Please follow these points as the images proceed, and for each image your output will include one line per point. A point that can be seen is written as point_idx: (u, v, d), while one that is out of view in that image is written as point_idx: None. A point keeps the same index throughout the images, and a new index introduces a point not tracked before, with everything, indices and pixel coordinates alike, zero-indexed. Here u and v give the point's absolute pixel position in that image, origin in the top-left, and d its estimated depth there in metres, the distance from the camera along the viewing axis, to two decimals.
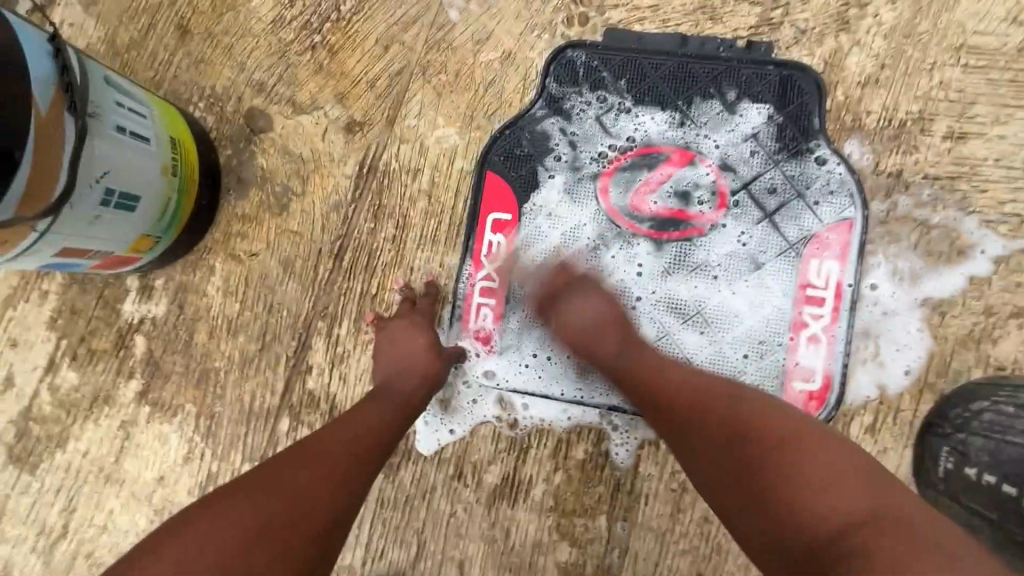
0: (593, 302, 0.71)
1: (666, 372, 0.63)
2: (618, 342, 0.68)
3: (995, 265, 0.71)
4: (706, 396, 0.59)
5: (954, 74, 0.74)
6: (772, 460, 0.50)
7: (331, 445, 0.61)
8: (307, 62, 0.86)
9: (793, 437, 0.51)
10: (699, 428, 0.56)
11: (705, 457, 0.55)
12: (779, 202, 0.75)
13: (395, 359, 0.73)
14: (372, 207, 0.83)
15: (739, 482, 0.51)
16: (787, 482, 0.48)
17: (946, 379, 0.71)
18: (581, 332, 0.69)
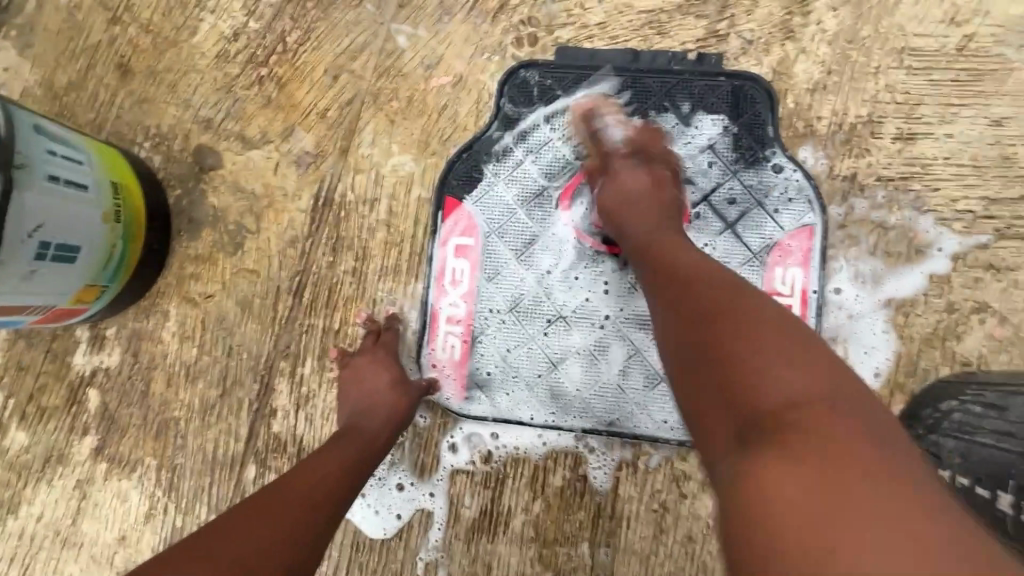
0: (635, 178, 0.69)
1: (666, 262, 0.57)
2: (642, 218, 0.65)
3: (953, 262, 0.72)
4: (704, 282, 0.51)
5: (898, 77, 0.75)
6: (746, 345, 0.44)
7: (296, 488, 0.58)
8: (254, 96, 0.84)
9: (780, 324, 0.45)
10: (682, 308, 0.50)
11: (676, 337, 0.49)
12: (739, 212, 0.75)
13: (361, 397, 0.72)
14: (330, 240, 0.81)
15: (705, 356, 0.46)
16: (756, 365, 0.42)
17: (915, 379, 0.71)
18: (619, 193, 0.69)
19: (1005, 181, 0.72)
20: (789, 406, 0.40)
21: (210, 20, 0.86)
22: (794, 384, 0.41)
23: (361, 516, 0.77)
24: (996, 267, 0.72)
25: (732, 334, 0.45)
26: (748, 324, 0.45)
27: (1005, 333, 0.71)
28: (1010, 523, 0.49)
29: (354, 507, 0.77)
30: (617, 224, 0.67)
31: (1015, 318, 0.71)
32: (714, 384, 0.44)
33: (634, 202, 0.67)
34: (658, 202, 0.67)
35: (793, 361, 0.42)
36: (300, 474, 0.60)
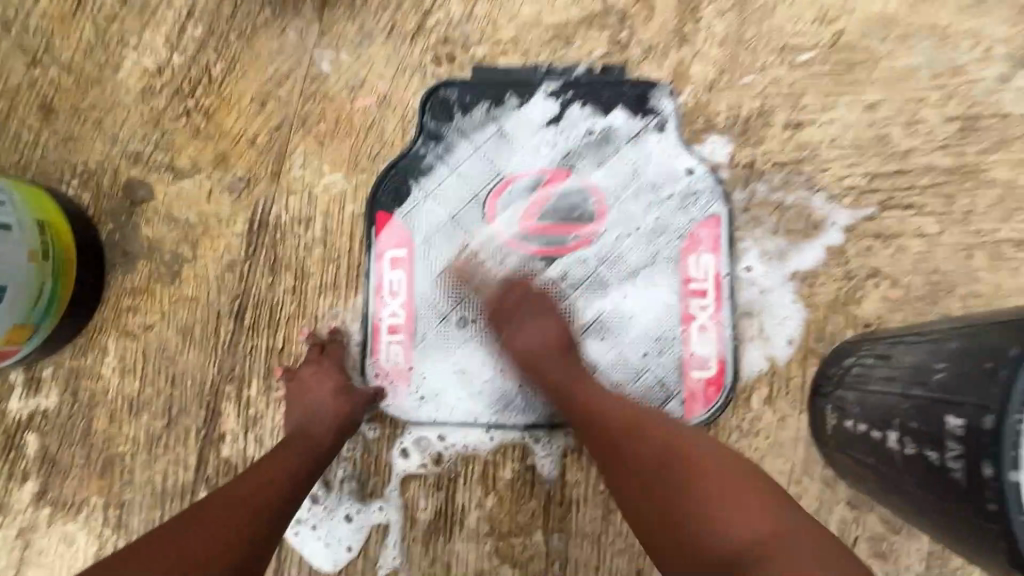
0: (550, 325, 0.74)
1: (610, 404, 0.67)
2: (561, 365, 0.72)
3: (846, 233, 0.80)
4: (646, 434, 0.62)
5: (782, 72, 0.83)
6: (704, 495, 0.55)
7: (229, 496, 0.60)
8: (183, 127, 0.86)
9: (707, 464, 0.58)
10: (631, 459, 0.60)
11: (636, 487, 0.59)
12: (653, 207, 0.81)
13: (306, 407, 0.73)
14: (268, 261, 0.83)
15: (667, 512, 0.55)
16: (717, 510, 0.53)
17: (825, 342, 0.78)
18: (530, 355, 0.73)
19: (882, 158, 0.81)
20: (747, 544, 0.50)
21: (133, 57, 0.87)
22: (751, 525, 0.52)
23: (311, 548, 0.77)
24: (883, 235, 0.79)
25: (681, 483, 0.56)
26: (693, 469, 0.57)
27: (898, 294, 0.78)
28: (900, 458, 0.55)
29: (304, 540, 0.77)
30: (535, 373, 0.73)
31: (904, 279, 0.79)
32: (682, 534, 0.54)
33: (549, 351, 0.73)
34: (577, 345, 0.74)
35: (742, 502, 0.54)
36: (270, 462, 0.65)
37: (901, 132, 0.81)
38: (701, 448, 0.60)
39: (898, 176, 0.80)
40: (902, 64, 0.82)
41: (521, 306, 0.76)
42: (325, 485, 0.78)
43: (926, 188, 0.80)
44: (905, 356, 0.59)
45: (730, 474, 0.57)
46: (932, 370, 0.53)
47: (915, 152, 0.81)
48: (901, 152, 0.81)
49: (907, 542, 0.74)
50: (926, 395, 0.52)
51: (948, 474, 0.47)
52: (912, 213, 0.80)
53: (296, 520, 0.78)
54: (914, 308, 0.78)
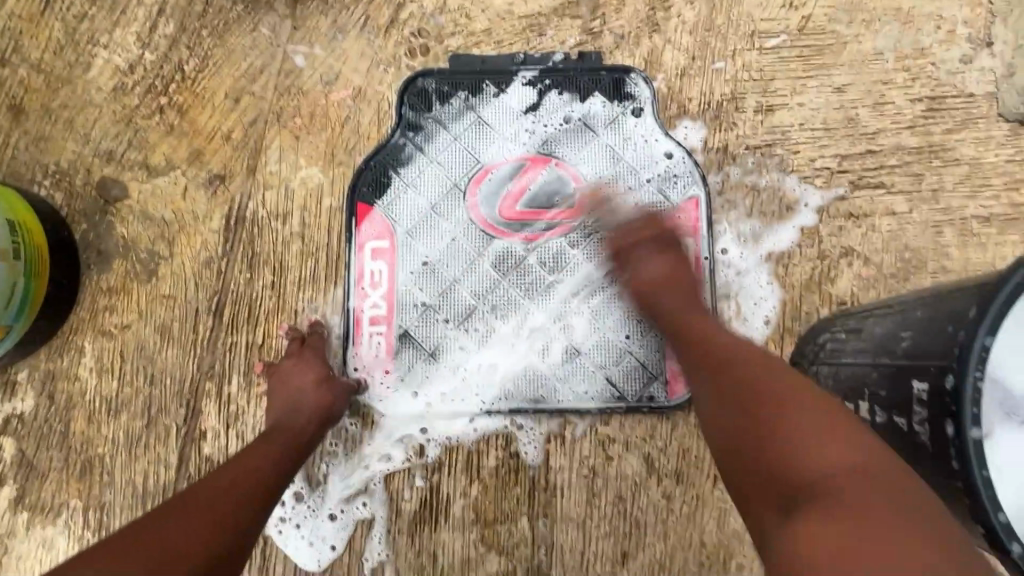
0: (654, 258, 0.72)
1: (717, 334, 0.61)
2: (665, 299, 0.69)
3: (818, 214, 0.81)
4: (745, 365, 0.55)
5: (752, 57, 0.84)
6: (794, 420, 0.48)
7: (221, 480, 0.59)
8: (156, 124, 0.85)
9: (804, 395, 0.50)
10: (723, 381, 0.55)
11: (719, 409, 0.53)
12: (632, 192, 0.82)
13: (287, 399, 0.73)
14: (246, 257, 0.82)
15: (747, 434, 0.50)
16: (811, 434, 0.46)
17: (800, 321, 0.79)
18: (648, 278, 0.71)
19: (852, 139, 0.82)
20: (834, 473, 0.44)
21: (104, 55, 0.86)
22: (843, 455, 0.45)
23: (294, 547, 0.77)
24: (855, 215, 0.81)
25: (782, 408, 0.49)
26: (793, 399, 0.50)
27: (870, 272, 0.80)
28: (871, 427, 0.56)
29: (287, 539, 0.77)
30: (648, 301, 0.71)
31: (876, 258, 0.80)
32: (761, 455, 0.48)
33: (660, 286, 0.70)
34: (692, 278, 0.72)
35: (838, 437, 0.46)
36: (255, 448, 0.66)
37: (869, 114, 0.83)
38: (797, 383, 0.52)
39: (867, 157, 0.82)
40: (868, 47, 0.84)
41: (633, 246, 0.74)
42: (307, 481, 0.78)
43: (894, 168, 0.81)
44: (875, 328, 0.60)
45: (818, 403, 0.49)
46: (899, 339, 0.54)
47: (883, 133, 0.82)
48: (869, 133, 0.82)
49: None
50: (894, 363, 0.53)
51: (915, 437, 0.48)
52: (882, 193, 0.81)
53: (279, 519, 0.77)
54: (886, 285, 0.79)
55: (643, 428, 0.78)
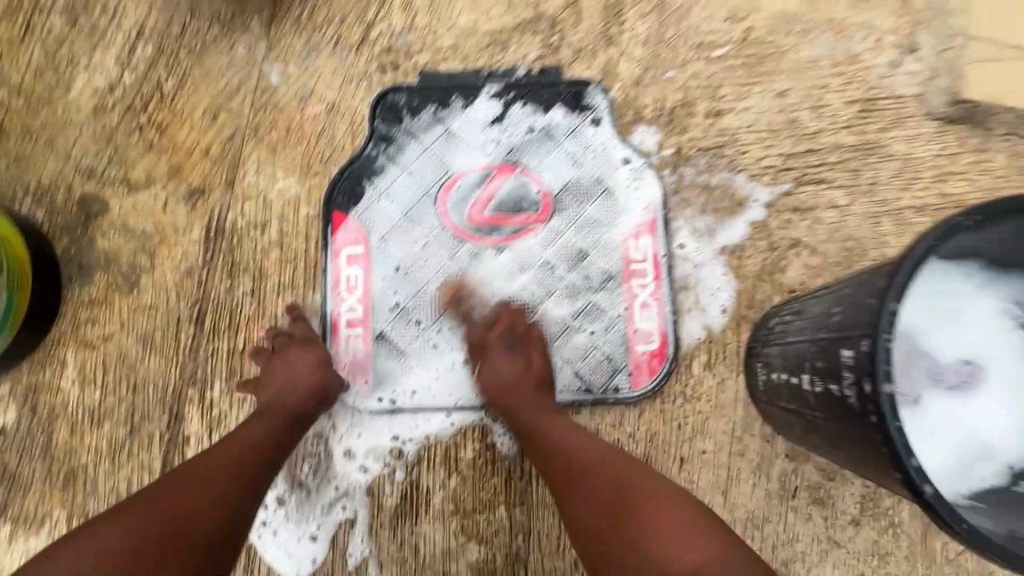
0: (507, 362, 0.79)
1: (569, 445, 0.69)
2: (531, 399, 0.76)
3: (767, 209, 0.87)
4: (608, 468, 0.65)
5: (700, 66, 0.91)
6: (651, 521, 0.57)
7: (195, 478, 0.60)
8: (136, 142, 0.88)
9: (652, 492, 0.61)
10: (588, 492, 0.63)
11: (586, 517, 0.62)
12: (593, 196, 0.87)
13: (284, 377, 0.76)
14: (226, 266, 0.85)
15: (613, 541, 0.58)
16: (661, 534, 0.56)
17: (754, 309, 0.84)
18: (494, 385, 0.78)
19: (794, 139, 0.89)
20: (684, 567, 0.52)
21: (84, 76, 0.90)
22: (693, 549, 0.54)
23: (273, 554, 0.79)
24: (800, 209, 0.87)
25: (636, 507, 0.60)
26: (643, 498, 0.60)
27: (817, 261, 0.86)
28: (813, 396, 0.61)
29: (267, 544, 0.79)
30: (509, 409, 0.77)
31: (822, 248, 0.86)
32: (626, 557, 0.57)
33: (512, 385, 0.77)
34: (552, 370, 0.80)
35: (676, 530, 0.56)
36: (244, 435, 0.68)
37: (809, 116, 0.89)
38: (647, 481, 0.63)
39: (809, 155, 0.88)
40: (806, 55, 0.91)
41: (499, 338, 0.80)
42: (289, 482, 0.80)
43: (835, 165, 0.88)
44: (814, 307, 0.65)
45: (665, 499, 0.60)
46: (832, 314, 0.59)
47: (823, 133, 0.89)
48: (810, 133, 0.89)
49: (841, 488, 0.80)
50: (828, 336, 0.58)
51: (846, 400, 0.53)
52: (824, 187, 0.88)
53: (260, 525, 0.79)
54: (832, 273, 0.85)
55: (612, 416, 0.82)
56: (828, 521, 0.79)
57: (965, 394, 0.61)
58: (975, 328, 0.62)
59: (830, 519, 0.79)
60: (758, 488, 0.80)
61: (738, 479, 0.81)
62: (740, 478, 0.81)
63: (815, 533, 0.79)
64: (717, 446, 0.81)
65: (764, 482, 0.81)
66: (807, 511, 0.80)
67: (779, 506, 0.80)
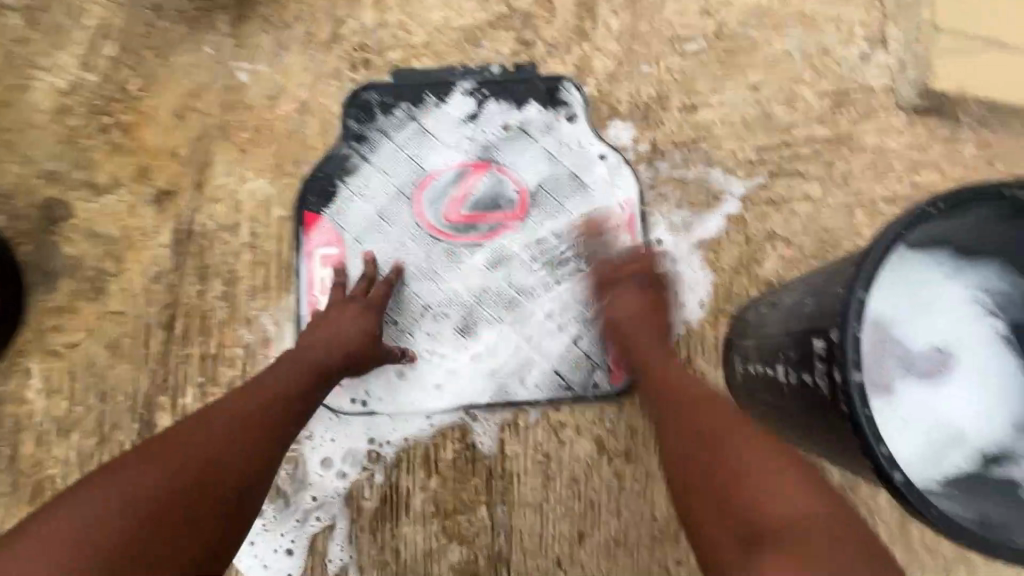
0: (628, 298, 0.78)
1: (682, 380, 0.68)
2: (647, 339, 0.75)
3: (742, 202, 0.87)
4: (712, 417, 0.61)
5: (674, 61, 0.91)
6: (746, 466, 0.53)
7: (194, 456, 0.55)
8: (101, 143, 0.86)
9: (757, 443, 0.56)
10: (685, 430, 0.61)
11: (675, 462, 0.59)
12: (570, 192, 0.87)
13: (329, 336, 0.73)
14: (196, 269, 0.83)
15: (714, 478, 0.54)
16: (756, 478, 0.52)
17: (732, 302, 0.84)
18: (617, 318, 0.77)
19: (768, 132, 0.89)
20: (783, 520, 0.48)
21: (44, 77, 0.87)
22: (791, 501, 0.49)
23: (249, 565, 0.77)
24: (775, 201, 0.87)
25: (735, 456, 0.55)
26: (740, 448, 0.56)
27: (793, 253, 0.86)
28: (787, 388, 0.61)
29: (242, 556, 0.77)
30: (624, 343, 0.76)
31: (797, 240, 0.86)
32: (716, 496, 0.53)
33: (637, 320, 0.76)
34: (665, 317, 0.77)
35: (774, 482, 0.51)
36: (269, 400, 0.65)
37: (782, 109, 0.90)
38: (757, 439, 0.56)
39: (783, 147, 0.89)
40: (778, 49, 0.91)
41: (629, 278, 0.79)
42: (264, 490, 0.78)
43: (808, 157, 0.89)
44: (787, 298, 0.65)
45: (774, 455, 0.54)
46: (803, 305, 0.60)
47: (796, 126, 0.89)
48: (784, 126, 0.89)
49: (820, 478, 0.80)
50: (800, 327, 0.59)
51: (818, 391, 0.53)
52: (798, 180, 0.88)
53: None
54: (808, 264, 0.86)
55: (592, 412, 0.81)
56: None
57: (937, 381, 0.62)
58: (945, 315, 0.62)
59: None
60: None
61: None
62: None
63: None
64: None
65: None
66: None
67: None
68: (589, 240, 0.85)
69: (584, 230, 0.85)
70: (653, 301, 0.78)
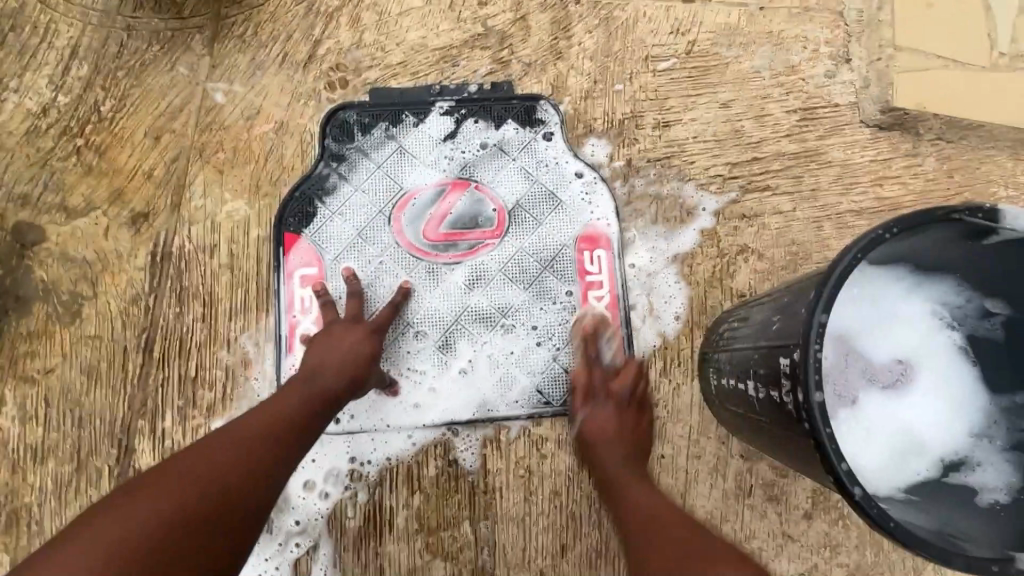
0: (608, 411, 0.76)
1: (646, 490, 0.69)
2: (620, 454, 0.73)
3: (715, 217, 0.90)
4: (650, 497, 0.67)
5: (647, 79, 0.93)
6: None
7: (197, 476, 0.57)
8: (74, 166, 0.85)
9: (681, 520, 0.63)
10: (633, 517, 0.65)
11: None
12: (548, 209, 0.88)
13: (332, 356, 0.74)
14: (174, 291, 0.83)
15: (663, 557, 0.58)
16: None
17: (707, 314, 0.87)
18: (598, 431, 0.75)
19: (739, 148, 0.92)
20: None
21: (14, 99, 0.86)
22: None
23: None
24: (747, 215, 0.90)
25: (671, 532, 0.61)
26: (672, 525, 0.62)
27: (764, 266, 0.89)
28: (757, 402, 0.63)
29: None
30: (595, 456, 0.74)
31: (768, 253, 0.89)
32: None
33: (608, 436, 0.75)
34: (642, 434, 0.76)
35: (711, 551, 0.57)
36: (270, 420, 0.66)
37: (752, 125, 0.92)
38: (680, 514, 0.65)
39: (754, 163, 0.91)
40: (747, 66, 0.94)
41: (601, 390, 0.78)
42: None
43: (778, 172, 0.91)
44: (757, 314, 0.68)
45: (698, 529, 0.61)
46: (771, 322, 0.62)
47: (766, 142, 0.92)
48: (753, 143, 0.92)
49: (793, 485, 0.83)
50: (768, 344, 0.61)
51: (785, 407, 0.56)
52: (769, 194, 0.91)
53: None
54: (779, 277, 0.88)
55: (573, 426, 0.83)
56: (782, 516, 0.82)
57: (899, 393, 0.64)
58: (906, 329, 0.65)
59: (784, 514, 0.82)
60: (715, 489, 0.83)
61: (696, 481, 0.83)
62: (698, 480, 0.83)
63: (770, 529, 0.82)
64: (675, 451, 0.84)
65: (720, 483, 0.83)
66: (762, 508, 0.82)
67: (736, 505, 0.83)
68: (582, 351, 0.82)
69: (580, 340, 0.83)
70: (634, 420, 0.76)
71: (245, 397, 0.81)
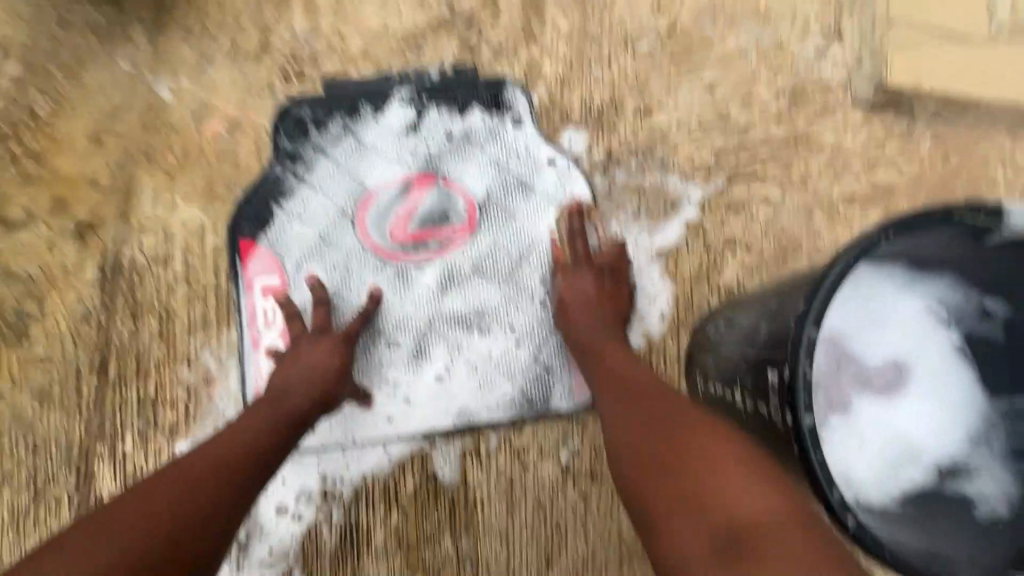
0: (588, 283, 0.76)
1: (625, 371, 0.65)
2: (596, 325, 0.73)
3: (700, 208, 0.85)
4: (648, 401, 0.59)
5: (627, 62, 0.87)
6: (707, 470, 0.48)
7: (163, 496, 0.51)
8: (9, 174, 0.79)
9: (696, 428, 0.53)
10: (632, 416, 0.58)
11: (630, 453, 0.55)
12: (520, 200, 0.83)
13: (302, 374, 0.70)
14: (128, 307, 0.78)
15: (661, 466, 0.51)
16: (727, 490, 0.46)
17: (693, 312, 0.83)
18: (574, 296, 0.76)
19: (725, 134, 0.87)
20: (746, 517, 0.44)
21: None
22: (758, 498, 0.45)
23: None
24: (734, 205, 0.85)
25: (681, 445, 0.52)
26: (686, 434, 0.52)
27: (752, 259, 0.84)
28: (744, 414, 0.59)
29: None
30: (569, 329, 0.74)
31: (757, 245, 0.85)
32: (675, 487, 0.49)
33: (586, 305, 0.75)
34: (618, 311, 0.76)
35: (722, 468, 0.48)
36: (234, 438, 0.61)
37: (739, 109, 0.87)
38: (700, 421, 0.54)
39: (740, 150, 0.86)
40: (732, 46, 0.88)
41: (579, 266, 0.78)
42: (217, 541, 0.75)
43: (766, 159, 0.86)
44: (744, 317, 0.64)
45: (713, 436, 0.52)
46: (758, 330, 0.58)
47: (753, 126, 0.87)
48: (740, 128, 0.87)
49: None
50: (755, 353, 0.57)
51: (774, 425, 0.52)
52: (757, 183, 0.86)
53: None
54: (768, 270, 0.84)
55: (555, 433, 0.79)
56: None
57: (891, 395, 0.61)
58: (897, 327, 0.61)
59: None
60: None
61: None
62: None
63: None
64: None
65: None
66: None
67: None
68: (566, 226, 0.82)
69: (564, 217, 0.82)
70: (609, 292, 0.77)
71: (210, 416, 0.77)
